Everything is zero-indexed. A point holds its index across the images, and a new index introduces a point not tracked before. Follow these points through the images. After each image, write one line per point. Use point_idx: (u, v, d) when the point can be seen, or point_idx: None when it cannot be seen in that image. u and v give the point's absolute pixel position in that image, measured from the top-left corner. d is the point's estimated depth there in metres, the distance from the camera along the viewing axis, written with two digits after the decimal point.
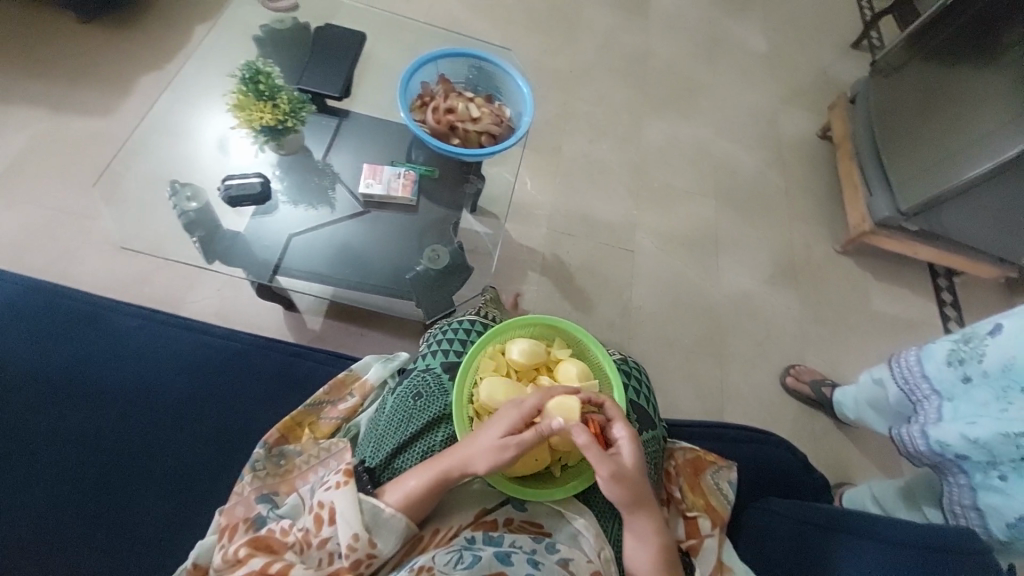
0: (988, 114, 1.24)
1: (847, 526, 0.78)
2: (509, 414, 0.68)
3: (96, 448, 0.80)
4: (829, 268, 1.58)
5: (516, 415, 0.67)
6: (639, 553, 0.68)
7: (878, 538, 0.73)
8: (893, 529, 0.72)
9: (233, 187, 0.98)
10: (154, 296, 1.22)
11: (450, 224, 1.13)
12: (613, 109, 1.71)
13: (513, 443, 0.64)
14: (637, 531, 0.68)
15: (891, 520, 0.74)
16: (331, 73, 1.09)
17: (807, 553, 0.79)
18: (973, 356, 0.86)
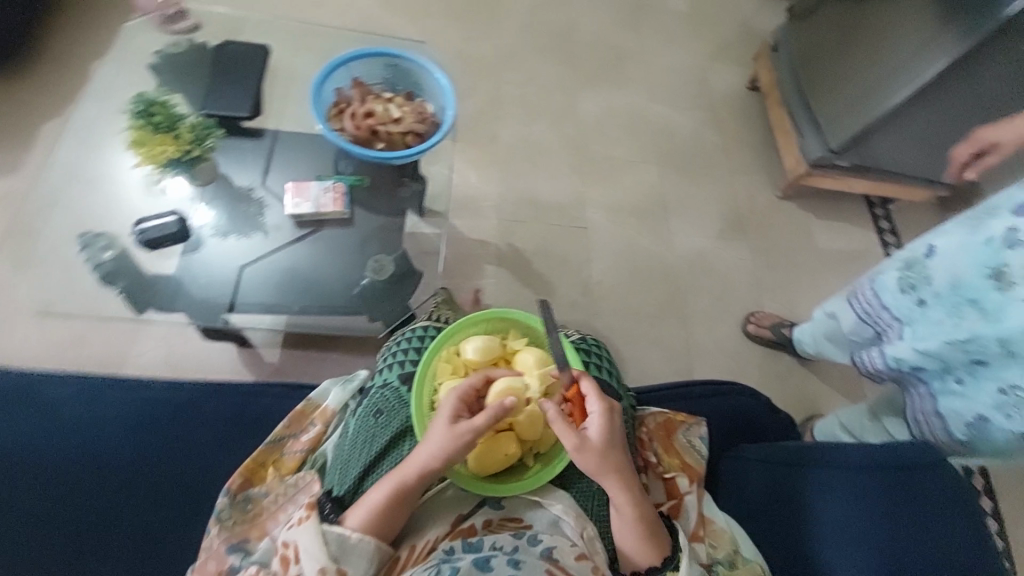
0: (905, 40, 1.27)
1: (813, 460, 0.83)
2: (448, 401, 0.69)
3: (48, 532, 0.75)
4: (774, 215, 1.63)
5: (455, 401, 0.69)
6: (620, 523, 0.70)
7: (845, 465, 0.79)
8: (857, 455, 0.79)
9: (150, 230, 0.95)
10: (93, 356, 1.15)
11: (393, 231, 1.11)
12: (546, 89, 1.69)
13: (466, 430, 0.65)
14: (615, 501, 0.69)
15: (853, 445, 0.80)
16: (240, 91, 1.05)
17: (784, 494, 0.83)
18: (923, 280, 0.89)
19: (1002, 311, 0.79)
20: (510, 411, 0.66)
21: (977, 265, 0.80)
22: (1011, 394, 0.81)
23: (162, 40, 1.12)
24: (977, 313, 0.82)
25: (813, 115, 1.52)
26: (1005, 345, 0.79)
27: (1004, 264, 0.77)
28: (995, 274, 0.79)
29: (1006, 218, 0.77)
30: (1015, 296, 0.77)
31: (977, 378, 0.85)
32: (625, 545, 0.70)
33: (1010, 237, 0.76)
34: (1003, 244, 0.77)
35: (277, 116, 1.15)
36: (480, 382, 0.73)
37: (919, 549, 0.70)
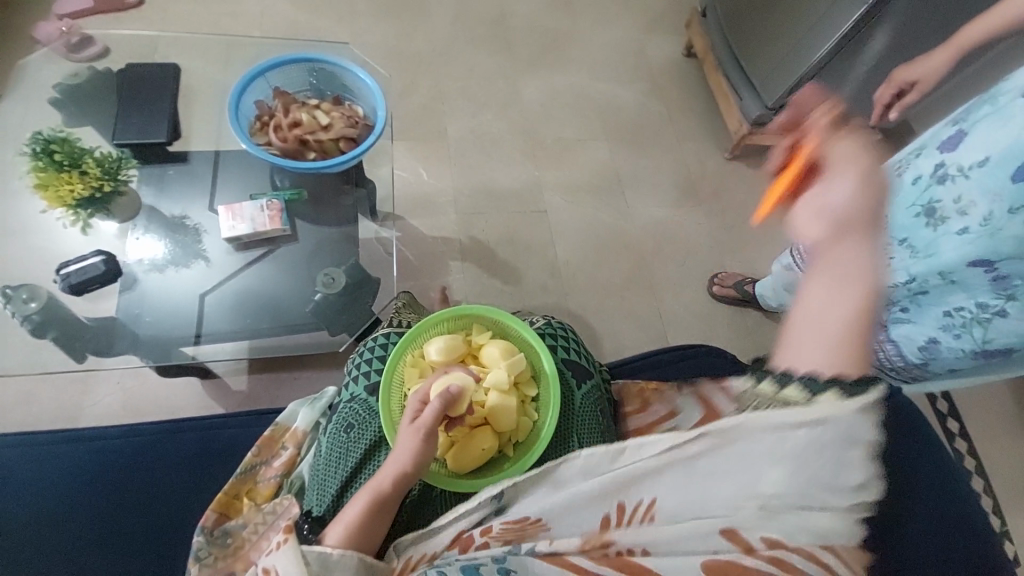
0: None
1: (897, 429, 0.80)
2: (411, 403, 0.69)
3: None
4: (725, 175, 1.67)
5: (418, 402, 0.69)
6: (834, 306, 0.61)
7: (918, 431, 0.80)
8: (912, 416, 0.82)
9: (73, 274, 0.89)
10: (44, 414, 1.08)
11: (348, 239, 1.09)
12: (486, 77, 1.67)
13: (424, 427, 0.65)
14: (834, 282, 0.62)
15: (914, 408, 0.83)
16: (153, 114, 1.00)
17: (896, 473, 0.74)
18: None
19: (933, 246, 0.82)
20: (458, 396, 0.68)
21: (907, 204, 0.86)
22: (956, 316, 0.83)
23: (68, 70, 1.05)
24: (907, 250, 0.86)
25: (748, 77, 1.56)
26: (944, 276, 0.81)
27: (933, 200, 0.82)
28: (925, 211, 0.83)
29: (931, 157, 0.82)
30: (945, 231, 0.81)
31: (920, 305, 0.87)
32: (835, 341, 0.58)
33: (939, 173, 0.81)
34: (931, 180, 0.82)
35: (206, 138, 1.11)
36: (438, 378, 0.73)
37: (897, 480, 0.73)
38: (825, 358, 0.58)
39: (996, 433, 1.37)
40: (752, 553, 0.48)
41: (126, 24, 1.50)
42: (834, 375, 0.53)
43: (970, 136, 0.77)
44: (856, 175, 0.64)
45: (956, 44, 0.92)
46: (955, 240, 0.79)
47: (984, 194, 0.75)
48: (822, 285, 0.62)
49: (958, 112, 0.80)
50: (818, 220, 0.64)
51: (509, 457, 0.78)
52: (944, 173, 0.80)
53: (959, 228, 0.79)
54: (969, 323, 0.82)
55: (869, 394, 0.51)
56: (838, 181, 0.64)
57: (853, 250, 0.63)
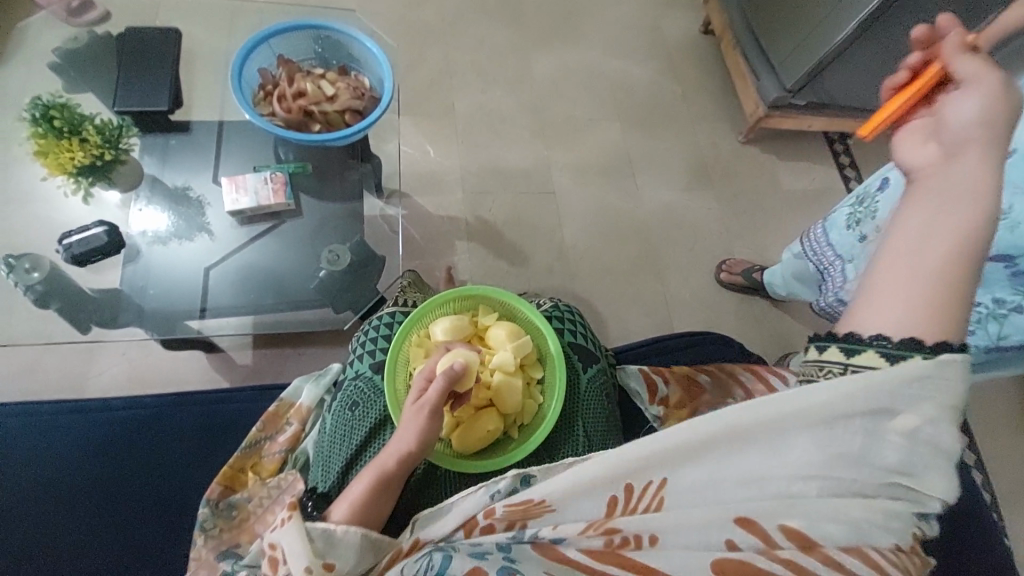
0: None
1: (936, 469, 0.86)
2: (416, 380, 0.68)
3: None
4: (739, 160, 1.63)
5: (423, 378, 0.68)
6: (926, 248, 0.46)
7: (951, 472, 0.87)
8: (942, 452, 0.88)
9: (75, 245, 0.87)
10: (51, 383, 1.09)
11: (353, 216, 1.07)
12: (497, 51, 1.62)
13: (427, 405, 0.64)
14: (935, 209, 0.46)
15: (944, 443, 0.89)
16: (153, 82, 0.96)
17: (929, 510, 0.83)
18: (868, 215, 0.90)
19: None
20: (462, 372, 0.66)
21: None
22: (969, 312, 0.81)
23: (68, 34, 1.03)
24: None
25: (767, 57, 1.50)
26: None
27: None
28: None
29: None
30: None
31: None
32: (908, 304, 0.46)
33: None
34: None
35: (209, 107, 1.08)
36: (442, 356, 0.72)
37: None
38: (902, 318, 0.47)
39: (999, 428, 1.37)
40: (776, 549, 0.50)
41: None
42: (899, 341, 0.47)
43: None
44: (989, 88, 0.46)
45: None
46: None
47: (1007, 186, 0.73)
48: (926, 220, 0.46)
49: None
50: (929, 143, 0.49)
51: (514, 439, 0.78)
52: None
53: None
54: (983, 320, 0.80)
55: (929, 359, 0.45)
56: (967, 93, 0.47)
57: (978, 171, 0.45)
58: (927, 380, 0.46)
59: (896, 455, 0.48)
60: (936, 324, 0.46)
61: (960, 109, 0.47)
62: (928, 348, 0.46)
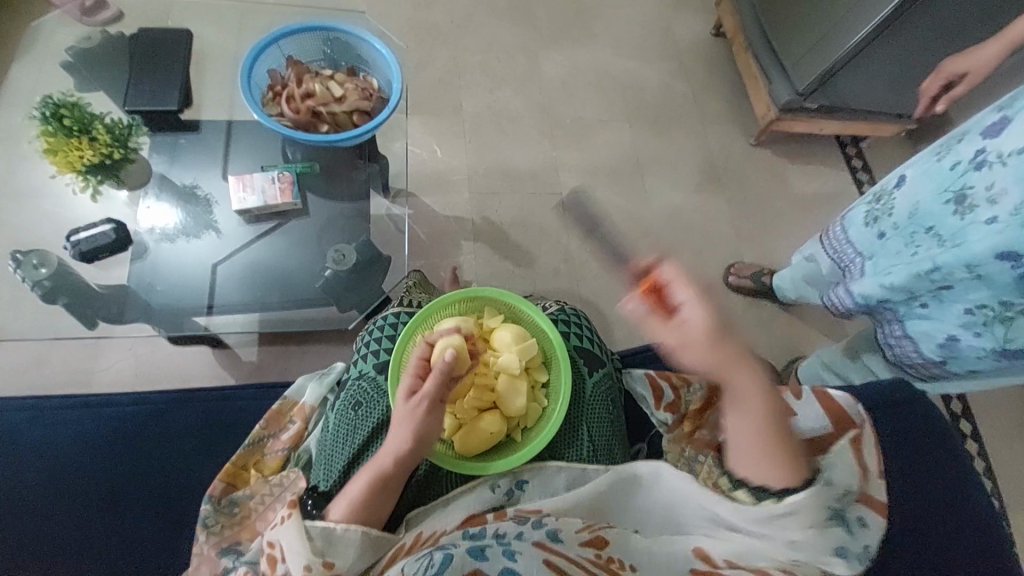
0: None
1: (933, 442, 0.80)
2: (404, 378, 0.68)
3: (13, 573, 0.69)
4: (749, 162, 1.61)
5: (410, 376, 0.67)
6: (739, 432, 0.67)
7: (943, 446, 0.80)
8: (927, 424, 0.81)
9: (82, 241, 0.88)
10: (59, 377, 1.10)
11: (359, 216, 1.07)
12: (506, 51, 1.61)
13: (421, 400, 0.64)
14: (737, 400, 0.68)
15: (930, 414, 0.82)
16: (164, 78, 0.97)
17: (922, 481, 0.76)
18: (885, 212, 0.90)
19: (961, 235, 0.78)
20: (452, 364, 0.65)
21: (938, 190, 0.81)
22: (977, 313, 0.81)
23: (80, 31, 1.04)
24: (932, 240, 0.82)
25: (778, 58, 1.48)
26: (970, 270, 0.78)
27: (965, 186, 0.77)
28: (955, 198, 0.78)
29: (972, 142, 0.77)
30: (973, 219, 0.76)
31: (941, 302, 0.86)
32: (754, 466, 0.65)
33: (977, 159, 0.76)
34: (968, 166, 0.77)
35: (218, 105, 1.08)
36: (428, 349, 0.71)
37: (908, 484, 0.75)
38: (758, 472, 0.65)
39: (1013, 439, 1.34)
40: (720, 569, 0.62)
41: None
42: (758, 486, 0.64)
43: (1015, 122, 0.72)
44: (701, 338, 0.70)
45: (1009, 38, 0.87)
46: (983, 230, 0.75)
47: (1020, 182, 0.70)
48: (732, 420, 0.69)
49: (1005, 97, 0.75)
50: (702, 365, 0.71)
51: (518, 442, 0.77)
52: (982, 159, 0.75)
53: (988, 217, 0.74)
54: (991, 321, 0.81)
55: (779, 502, 0.63)
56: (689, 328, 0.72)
57: (746, 370, 0.69)
58: (790, 521, 0.62)
59: (794, 537, 0.62)
60: (783, 472, 0.64)
61: (688, 349, 0.72)
62: (778, 490, 0.63)
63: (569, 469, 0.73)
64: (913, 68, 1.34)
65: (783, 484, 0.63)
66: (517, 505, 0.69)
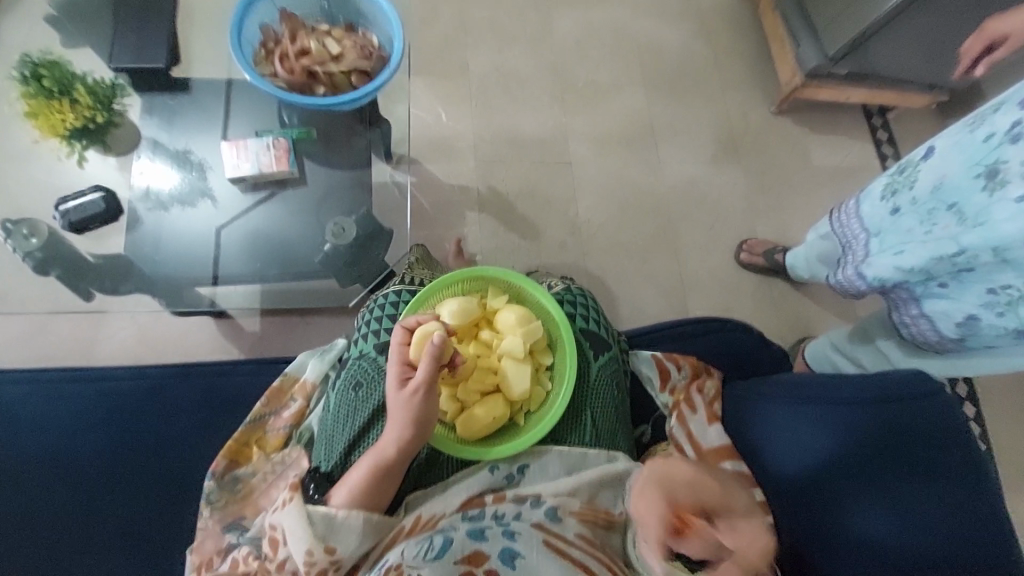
0: None
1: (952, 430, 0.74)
2: (390, 372, 0.65)
3: (28, 538, 0.72)
4: (769, 132, 1.53)
5: (396, 371, 0.65)
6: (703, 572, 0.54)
7: (962, 432, 0.74)
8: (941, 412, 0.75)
9: (72, 211, 0.88)
10: (63, 345, 1.09)
11: (359, 186, 1.03)
12: (516, 4, 1.50)
13: (419, 387, 0.62)
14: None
15: (942, 402, 0.75)
16: (148, 34, 0.90)
17: (933, 472, 0.71)
18: (905, 185, 0.84)
19: (984, 215, 0.74)
20: (442, 346, 0.61)
21: (969, 163, 0.75)
22: (1000, 293, 0.79)
23: None
24: (952, 217, 0.78)
25: (808, 20, 1.37)
26: (996, 252, 0.75)
27: (998, 160, 0.72)
28: (986, 173, 0.73)
29: (1009, 113, 0.70)
30: (1002, 198, 0.72)
31: (962, 282, 0.83)
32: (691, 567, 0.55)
33: (1013, 131, 0.70)
34: (1003, 138, 0.71)
35: (209, 62, 1.01)
36: (406, 334, 0.67)
37: (919, 481, 0.70)
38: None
39: (1018, 424, 1.33)
40: None
41: None
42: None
43: None
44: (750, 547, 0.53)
45: None
46: (1011, 209, 0.71)
47: None
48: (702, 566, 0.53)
49: None
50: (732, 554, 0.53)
51: (521, 425, 0.76)
52: (1020, 131, 0.69)
53: (1019, 195, 0.70)
54: (1014, 301, 0.78)
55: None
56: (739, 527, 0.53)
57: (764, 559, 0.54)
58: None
59: None
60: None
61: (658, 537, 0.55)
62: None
63: (567, 453, 0.72)
64: (955, 31, 1.23)
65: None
66: (516, 489, 0.68)
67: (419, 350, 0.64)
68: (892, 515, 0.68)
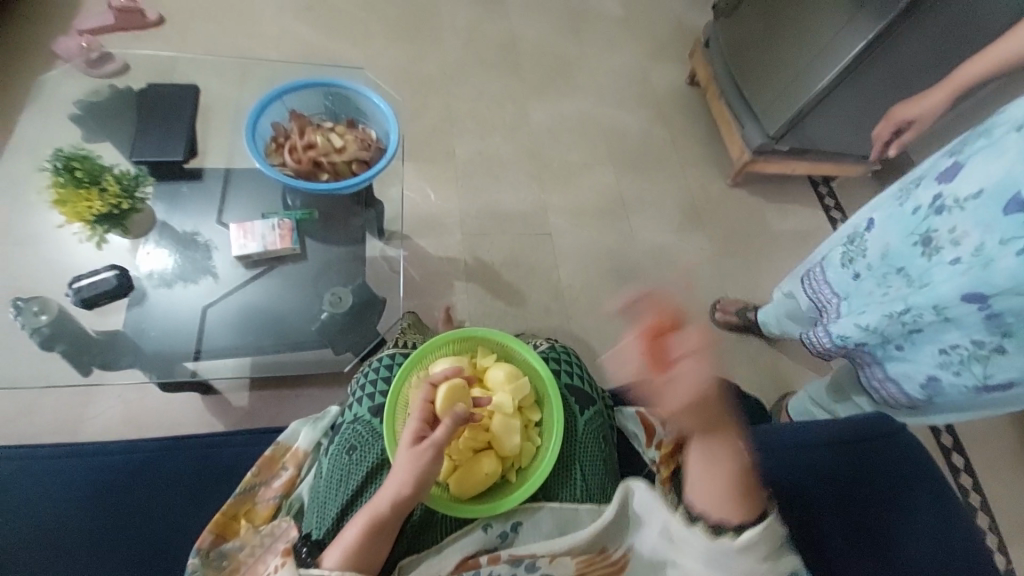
0: (827, 23, 1.32)
1: (914, 462, 0.79)
2: (410, 424, 0.68)
3: None
4: (727, 202, 1.70)
5: (416, 423, 0.68)
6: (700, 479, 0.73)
7: (922, 463, 0.79)
8: (900, 444, 0.80)
9: (85, 289, 0.90)
10: (44, 426, 1.08)
11: (356, 259, 1.11)
12: (496, 100, 1.72)
13: (429, 443, 0.65)
14: (707, 458, 0.73)
15: (898, 432, 0.81)
16: (171, 130, 1.03)
17: (901, 505, 0.75)
18: (859, 253, 0.94)
19: (927, 275, 0.83)
20: (466, 414, 0.67)
21: (905, 233, 0.86)
22: (952, 352, 0.86)
23: (92, 85, 1.10)
24: (902, 281, 0.87)
25: (750, 107, 1.59)
26: (939, 311, 0.83)
27: (929, 230, 0.82)
28: (921, 240, 0.83)
29: (930, 187, 0.82)
30: (938, 261, 0.81)
31: (915, 343, 0.91)
32: (707, 502, 0.70)
33: (936, 204, 0.81)
34: (929, 210, 0.82)
35: (221, 153, 1.14)
36: (433, 391, 0.71)
37: (894, 519, 0.74)
38: (713, 510, 0.69)
39: (1004, 468, 1.35)
40: None
41: (148, 45, 1.57)
42: (716, 523, 0.68)
43: (965, 168, 0.78)
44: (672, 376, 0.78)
45: (951, 86, 0.96)
46: (948, 270, 0.80)
47: (978, 225, 0.75)
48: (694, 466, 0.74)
49: (956, 145, 0.81)
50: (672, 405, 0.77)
51: (512, 483, 0.77)
52: (941, 204, 0.80)
53: (951, 258, 0.79)
54: (967, 360, 0.85)
55: (737, 537, 0.67)
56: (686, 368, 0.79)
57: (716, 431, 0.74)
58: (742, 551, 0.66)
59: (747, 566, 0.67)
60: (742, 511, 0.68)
61: (674, 388, 0.77)
62: (734, 527, 0.67)
63: (558, 509, 0.73)
64: (873, 115, 1.44)
65: (733, 519, 0.68)
66: (511, 547, 0.68)
67: (446, 409, 0.69)
68: (869, 551, 0.72)
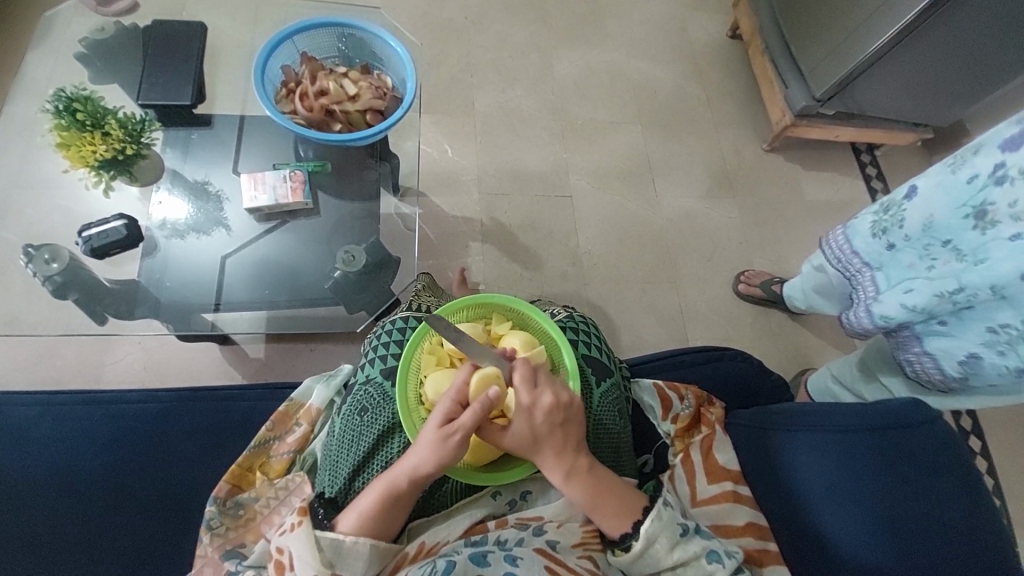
0: None
1: (944, 450, 0.75)
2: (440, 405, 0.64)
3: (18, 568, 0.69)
4: (761, 168, 1.59)
5: (445, 405, 0.63)
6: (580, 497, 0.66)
7: (953, 449, 0.75)
8: (927, 431, 0.76)
9: (94, 237, 0.89)
10: (68, 370, 1.10)
11: (370, 215, 1.07)
12: (519, 49, 1.60)
13: (456, 430, 0.61)
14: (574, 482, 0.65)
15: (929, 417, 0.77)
16: (176, 73, 0.96)
17: (930, 496, 0.71)
18: (894, 224, 0.87)
19: (982, 251, 0.76)
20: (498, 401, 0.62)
21: (954, 205, 0.78)
22: (1001, 333, 0.80)
23: (96, 22, 1.05)
24: (951, 254, 0.80)
25: (796, 64, 1.45)
26: (996, 290, 0.76)
27: (986, 202, 0.74)
28: (974, 214, 0.76)
29: (990, 155, 0.73)
30: (994, 236, 0.74)
31: (963, 320, 0.84)
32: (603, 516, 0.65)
33: (996, 174, 0.72)
34: (987, 181, 0.73)
35: (231, 98, 1.08)
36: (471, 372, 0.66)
37: (917, 507, 0.70)
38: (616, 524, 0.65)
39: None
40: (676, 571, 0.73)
41: None
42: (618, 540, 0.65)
43: None
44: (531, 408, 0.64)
45: None
46: (1007, 247, 0.73)
47: None
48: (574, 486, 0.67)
49: None
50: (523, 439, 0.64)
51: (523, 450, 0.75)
52: (1003, 174, 0.71)
53: (1011, 234, 0.72)
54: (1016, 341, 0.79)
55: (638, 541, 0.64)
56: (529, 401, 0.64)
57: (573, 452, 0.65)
58: (659, 558, 0.64)
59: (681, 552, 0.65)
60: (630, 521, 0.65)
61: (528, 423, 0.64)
62: (633, 530, 0.65)
63: None
64: (932, 82, 1.30)
65: (626, 528, 0.65)
66: (517, 512, 0.70)
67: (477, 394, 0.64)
68: (895, 539, 0.68)
